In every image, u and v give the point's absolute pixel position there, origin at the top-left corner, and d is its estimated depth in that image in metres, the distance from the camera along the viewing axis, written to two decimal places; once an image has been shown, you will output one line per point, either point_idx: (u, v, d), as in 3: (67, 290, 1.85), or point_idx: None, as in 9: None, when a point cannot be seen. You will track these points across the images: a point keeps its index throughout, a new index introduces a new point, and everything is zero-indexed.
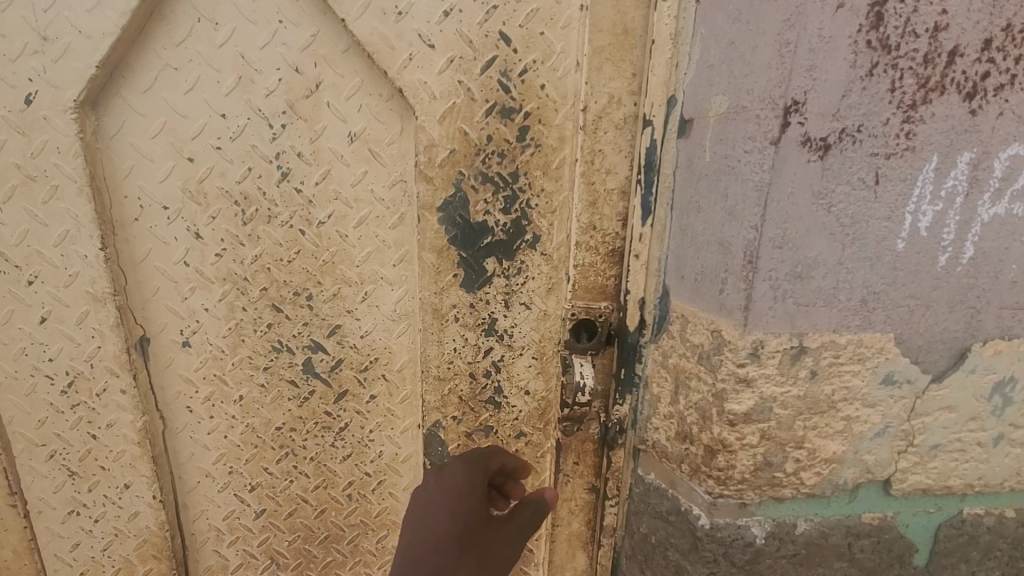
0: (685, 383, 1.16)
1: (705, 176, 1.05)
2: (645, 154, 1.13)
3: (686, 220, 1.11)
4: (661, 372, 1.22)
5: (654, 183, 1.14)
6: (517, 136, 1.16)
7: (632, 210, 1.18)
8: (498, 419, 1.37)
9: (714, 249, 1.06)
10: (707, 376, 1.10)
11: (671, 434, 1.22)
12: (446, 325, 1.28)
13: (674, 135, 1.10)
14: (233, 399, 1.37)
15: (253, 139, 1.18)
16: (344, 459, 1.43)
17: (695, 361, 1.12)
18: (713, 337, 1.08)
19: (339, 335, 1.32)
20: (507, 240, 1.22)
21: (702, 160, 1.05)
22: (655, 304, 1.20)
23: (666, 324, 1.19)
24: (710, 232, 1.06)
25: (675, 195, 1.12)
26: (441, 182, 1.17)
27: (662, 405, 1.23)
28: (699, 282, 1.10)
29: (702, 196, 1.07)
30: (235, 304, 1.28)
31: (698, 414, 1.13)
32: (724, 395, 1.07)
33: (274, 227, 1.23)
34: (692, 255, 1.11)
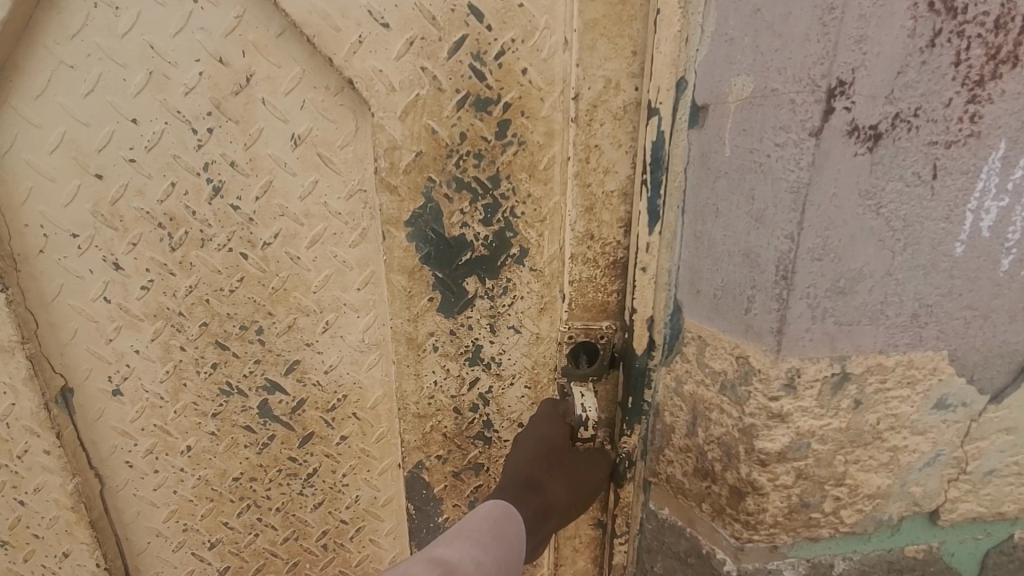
0: (704, 414, 0.99)
1: (725, 174, 0.88)
2: (651, 149, 0.94)
3: (702, 226, 0.93)
4: (674, 400, 1.04)
5: (662, 184, 0.96)
6: (496, 133, 0.96)
7: (636, 215, 0.99)
8: (488, 455, 1.19)
9: (737, 261, 0.89)
10: (732, 409, 0.93)
11: (687, 470, 1.05)
12: (423, 356, 1.09)
13: (685, 125, 0.91)
14: (180, 450, 1.17)
15: (174, 148, 0.96)
16: (315, 508, 1.26)
17: (716, 391, 0.96)
18: (739, 363, 0.91)
19: (298, 372, 1.13)
20: (490, 255, 1.03)
21: (720, 154, 0.87)
22: (665, 323, 1.03)
23: (680, 345, 1.02)
24: (732, 241, 0.89)
25: (686, 197, 0.94)
26: (408, 192, 0.98)
27: (677, 437, 1.05)
28: (719, 299, 0.93)
29: (721, 198, 0.89)
30: (171, 343, 1.08)
31: (722, 450, 0.97)
32: (753, 430, 0.91)
33: (210, 252, 1.03)
34: (710, 267, 0.93)
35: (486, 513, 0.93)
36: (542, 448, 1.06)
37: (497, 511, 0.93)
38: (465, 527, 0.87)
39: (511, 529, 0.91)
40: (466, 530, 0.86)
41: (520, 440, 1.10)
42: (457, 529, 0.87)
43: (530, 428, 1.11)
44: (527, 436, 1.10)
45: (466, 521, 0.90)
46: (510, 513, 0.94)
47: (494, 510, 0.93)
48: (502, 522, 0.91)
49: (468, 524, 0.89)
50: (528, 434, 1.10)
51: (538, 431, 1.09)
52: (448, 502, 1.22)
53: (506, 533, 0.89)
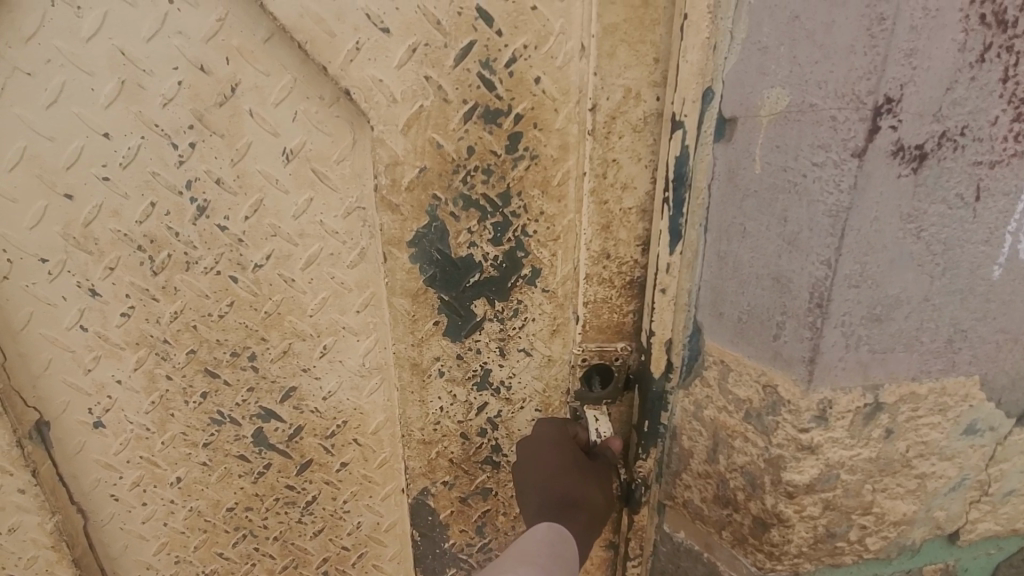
0: (726, 441, 0.93)
1: (754, 192, 0.80)
2: (673, 164, 0.87)
3: (727, 246, 0.86)
4: (692, 424, 0.98)
5: (684, 203, 0.88)
6: (506, 146, 0.88)
7: (656, 233, 0.92)
8: (497, 480, 1.13)
9: (765, 285, 0.82)
10: (758, 439, 0.88)
11: (706, 496, 0.99)
12: (428, 381, 1.03)
13: (710, 139, 0.84)
14: (170, 482, 1.10)
15: (152, 164, 0.88)
16: (315, 535, 1.20)
17: (740, 418, 0.90)
18: (765, 393, 0.85)
19: (295, 399, 1.06)
20: (500, 276, 0.96)
21: (750, 171, 0.80)
22: (684, 344, 0.96)
23: (699, 367, 0.95)
24: (761, 263, 0.82)
25: (711, 214, 0.87)
26: (411, 211, 0.90)
27: (695, 462, 0.99)
28: (746, 322, 0.86)
29: (749, 217, 0.82)
30: (156, 372, 1.01)
31: (745, 480, 0.91)
32: (781, 461, 0.86)
33: (195, 275, 0.95)
34: (734, 290, 0.87)
35: (542, 536, 0.82)
36: (565, 457, 0.95)
37: (553, 534, 0.82)
38: (524, 552, 0.78)
39: (571, 549, 0.81)
40: (528, 555, 0.76)
41: (532, 452, 0.99)
42: (515, 555, 0.77)
43: (539, 439, 1.00)
44: (540, 447, 0.98)
45: (519, 546, 0.79)
46: (565, 537, 0.83)
47: (551, 534, 0.82)
48: (560, 546, 0.81)
49: (524, 549, 0.79)
50: (541, 444, 0.99)
51: (554, 442, 0.99)
52: (455, 527, 1.17)
53: (568, 554, 0.80)
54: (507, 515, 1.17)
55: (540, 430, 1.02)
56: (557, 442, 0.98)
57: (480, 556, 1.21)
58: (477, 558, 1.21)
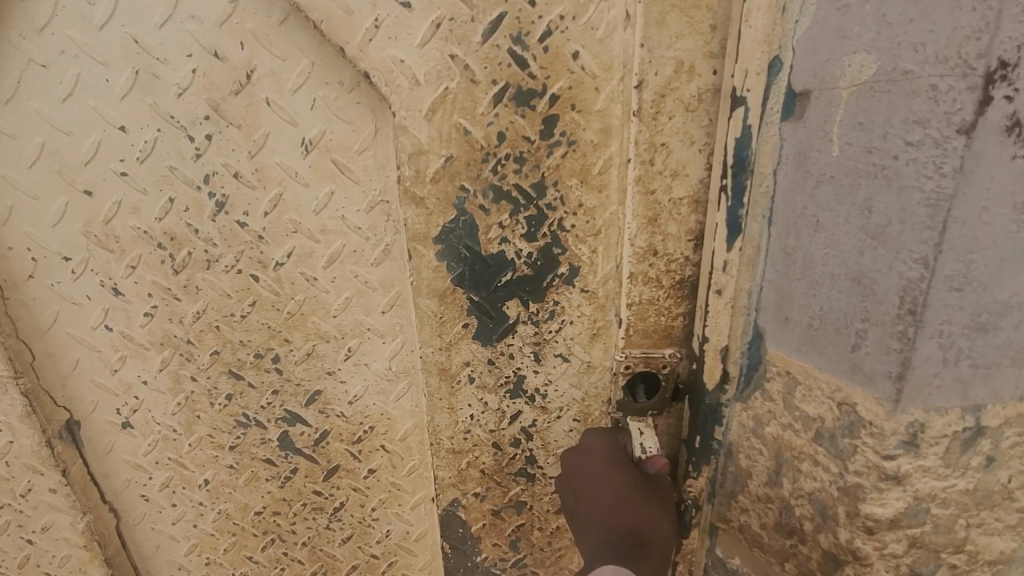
0: (791, 463, 0.76)
1: (830, 178, 0.64)
2: (733, 148, 0.74)
3: (795, 240, 0.70)
4: (751, 442, 0.82)
5: (746, 190, 0.75)
6: (540, 131, 0.79)
7: (712, 226, 0.80)
8: (532, 493, 1.06)
9: (841, 286, 0.66)
10: (830, 463, 0.71)
11: (767, 522, 0.83)
12: (457, 387, 0.96)
13: (777, 116, 0.69)
14: (198, 484, 1.08)
15: (169, 158, 0.84)
16: (343, 542, 1.15)
17: (808, 439, 0.73)
18: (842, 412, 0.68)
19: (320, 403, 1.01)
20: (534, 275, 0.87)
21: (825, 153, 0.64)
22: (742, 352, 0.81)
23: (760, 379, 0.79)
24: (835, 261, 0.66)
25: (776, 204, 0.72)
26: (437, 203, 0.83)
27: (754, 484, 0.83)
28: (817, 330, 0.69)
29: (822, 207, 0.66)
30: (181, 373, 0.98)
31: (814, 509, 0.74)
32: (858, 491, 0.68)
33: (216, 274, 0.91)
34: (802, 293, 0.70)
35: None
36: (619, 476, 0.85)
37: None
38: None
39: None
40: None
41: (582, 470, 0.89)
42: None
43: (588, 453, 0.90)
44: (590, 464, 0.88)
45: None
46: None
47: None
48: None
49: None
50: (590, 461, 0.89)
51: (605, 459, 0.88)
52: (487, 541, 1.10)
53: None
54: (543, 530, 1.09)
55: (587, 445, 0.91)
56: (609, 462, 0.87)
57: (514, 571, 1.13)
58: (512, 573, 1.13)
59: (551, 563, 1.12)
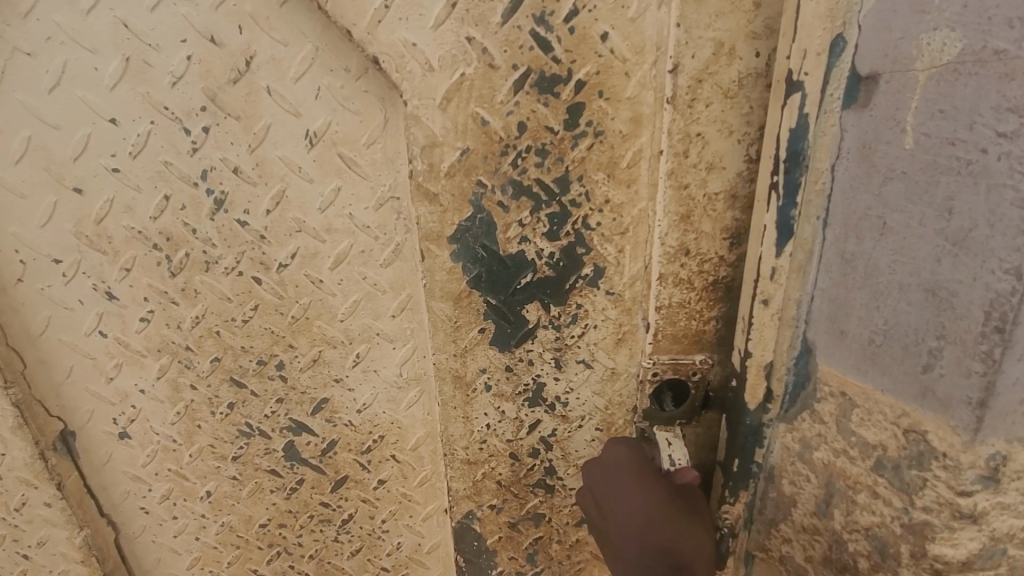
0: (843, 493, 0.70)
1: (901, 175, 0.58)
2: (786, 141, 0.66)
3: (856, 246, 0.63)
4: (796, 467, 0.76)
5: (799, 188, 0.67)
6: (564, 122, 0.73)
7: (757, 230, 0.73)
8: (551, 505, 1.00)
9: (913, 298, 0.59)
10: (893, 497, 0.65)
11: (813, 555, 0.76)
12: (473, 395, 0.91)
13: (837, 104, 0.62)
14: (199, 495, 1.03)
15: (164, 152, 0.78)
16: (352, 555, 1.10)
17: (867, 469, 0.67)
18: (908, 443, 0.62)
19: (327, 412, 0.96)
20: (556, 276, 0.81)
21: (896, 146, 0.57)
22: (789, 368, 0.74)
23: (808, 397, 0.73)
24: (906, 272, 0.59)
25: (833, 202, 0.65)
26: (452, 200, 0.77)
27: (798, 513, 0.77)
28: (880, 346, 0.63)
29: (891, 209, 0.59)
30: (180, 381, 0.93)
31: (871, 546, 0.68)
32: (927, 530, 0.62)
33: (216, 276, 0.85)
34: (863, 304, 0.64)
35: None
36: (652, 494, 0.78)
37: None
38: None
39: None
40: None
41: (608, 487, 0.82)
42: None
43: (613, 468, 0.83)
44: (617, 480, 0.81)
45: None
46: None
47: None
48: None
49: None
50: (618, 477, 0.82)
51: (633, 475, 0.81)
52: (503, 554, 1.05)
53: None
54: (562, 544, 1.04)
55: (613, 459, 0.84)
56: (638, 479, 0.80)
57: None
58: None
59: None
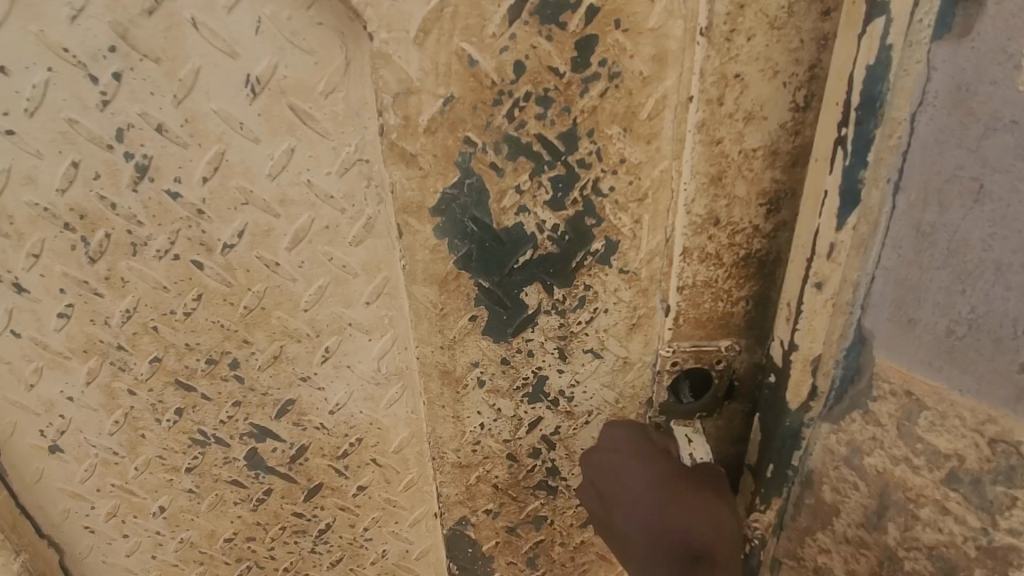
0: (902, 506, 0.61)
1: (1010, 125, 0.46)
2: (861, 81, 0.53)
3: (937, 216, 0.52)
4: (840, 471, 0.66)
5: (871, 144, 0.54)
6: (572, 61, 0.58)
7: (816, 195, 0.61)
8: (554, 507, 0.89)
9: (1012, 280, 0.49)
10: (967, 514, 0.56)
11: (857, 569, 0.67)
12: (464, 392, 0.78)
13: (926, 34, 0.49)
14: (152, 511, 0.89)
15: (66, 107, 0.62)
16: (332, 566, 0.98)
17: (934, 480, 0.58)
18: (995, 455, 0.53)
19: (295, 415, 0.83)
20: (561, 253, 0.68)
21: (1007, 87, 0.46)
22: (837, 360, 0.62)
23: (859, 391, 0.62)
24: (1008, 249, 0.48)
25: (909, 163, 0.53)
26: (434, 163, 0.63)
27: (840, 521, 0.68)
28: (963, 337, 0.53)
29: (991, 169, 0.48)
30: (116, 386, 0.78)
31: (936, 567, 0.60)
32: (1012, 555, 0.54)
33: (147, 262, 0.70)
34: (942, 288, 0.53)
35: None
36: (648, 473, 0.71)
37: None
38: None
39: None
40: None
41: (605, 472, 0.75)
42: None
43: (607, 448, 0.75)
44: (613, 461, 0.74)
45: None
46: None
47: None
48: None
49: None
50: (612, 458, 0.74)
51: (628, 454, 0.73)
52: (501, 560, 0.95)
53: None
54: (565, 546, 0.94)
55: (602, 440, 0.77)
56: (632, 458, 0.73)
57: None
58: None
59: None
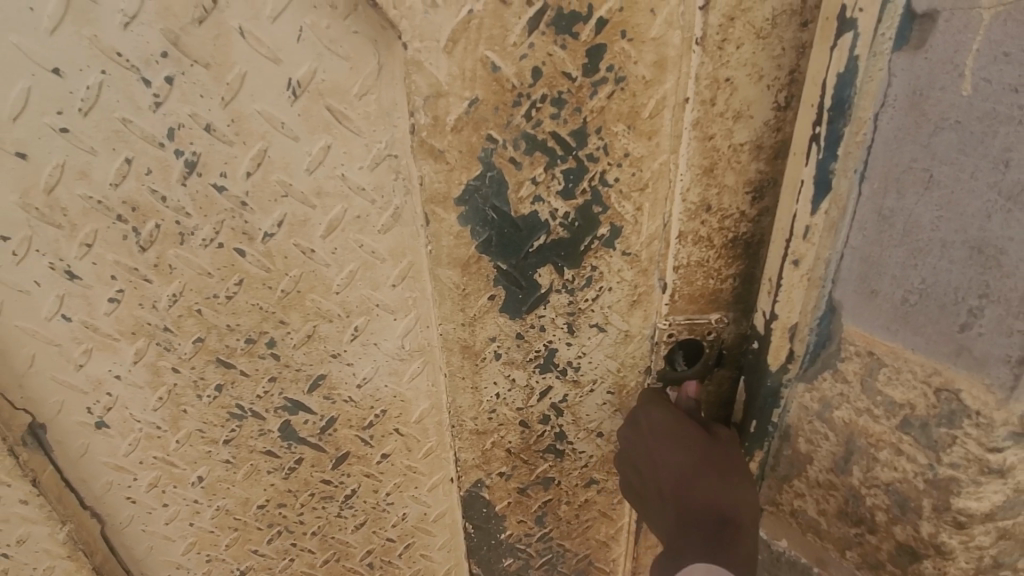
0: (865, 450, 0.71)
1: (954, 125, 0.55)
2: (833, 86, 0.61)
3: (896, 202, 0.61)
4: (815, 425, 0.76)
5: (840, 140, 0.63)
6: (583, 66, 0.65)
7: (793, 186, 0.69)
8: (561, 469, 0.98)
9: (954, 255, 0.57)
10: (917, 454, 0.66)
11: (828, 508, 0.78)
12: (482, 365, 0.86)
13: (887, 46, 0.57)
14: (190, 481, 0.95)
15: (122, 108, 0.68)
16: (357, 529, 1.05)
17: (891, 427, 0.68)
18: (939, 400, 0.62)
19: (325, 388, 0.89)
20: (571, 238, 0.76)
21: (952, 93, 0.54)
22: (812, 329, 0.72)
23: (831, 355, 0.72)
24: (952, 228, 0.57)
25: (873, 157, 0.61)
26: (459, 157, 0.70)
27: (814, 468, 0.78)
28: (914, 305, 0.62)
29: (939, 160, 0.56)
30: (160, 365, 0.84)
31: (891, 500, 0.70)
32: (952, 485, 0.64)
33: (193, 250, 0.76)
34: (899, 262, 0.62)
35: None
36: (681, 449, 0.78)
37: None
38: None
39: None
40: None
41: (643, 447, 0.83)
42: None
43: (644, 428, 0.83)
44: (649, 439, 0.81)
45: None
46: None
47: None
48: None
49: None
50: (649, 437, 0.82)
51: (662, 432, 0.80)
52: (512, 518, 1.04)
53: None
54: (571, 504, 1.03)
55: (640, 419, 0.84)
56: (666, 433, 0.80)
57: (540, 544, 1.08)
58: (537, 546, 1.08)
59: (577, 534, 1.07)
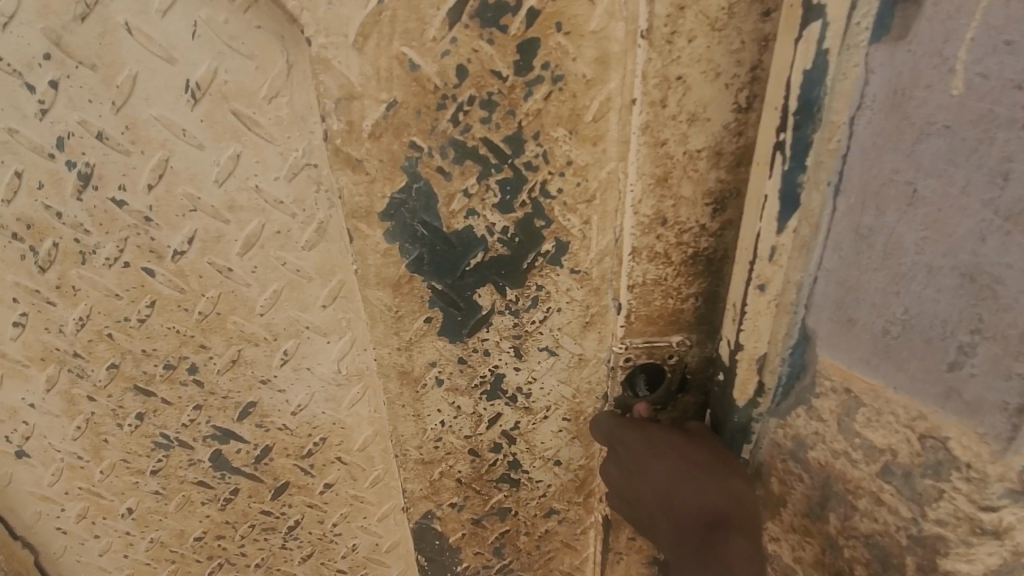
0: (843, 498, 0.62)
1: (942, 129, 0.45)
2: (799, 85, 0.53)
3: (875, 218, 0.52)
4: (788, 465, 0.68)
5: (810, 147, 0.54)
6: (513, 63, 0.57)
7: (757, 200, 0.61)
8: (517, 499, 0.91)
9: (943, 283, 0.48)
10: (899, 506, 0.57)
11: (804, 558, 0.69)
12: (423, 392, 0.79)
13: (865, 36, 0.48)
14: (121, 512, 0.89)
15: (5, 117, 0.61)
16: (303, 561, 0.98)
17: (870, 472, 0.59)
18: (924, 448, 0.54)
19: (257, 416, 0.82)
20: (512, 255, 0.68)
21: (939, 91, 0.45)
22: (783, 359, 0.64)
23: (803, 389, 0.64)
24: (940, 251, 0.48)
25: (849, 166, 0.53)
26: (379, 167, 0.62)
27: (788, 513, 0.69)
28: (898, 339, 0.53)
29: (924, 171, 0.47)
30: (75, 392, 0.78)
31: (871, 555, 0.60)
32: (940, 544, 0.55)
33: (98, 270, 0.70)
34: (879, 289, 0.53)
35: None
36: (655, 459, 0.70)
37: None
38: None
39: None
40: None
41: (620, 462, 0.74)
42: None
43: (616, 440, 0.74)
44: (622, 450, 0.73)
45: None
46: None
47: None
48: None
49: None
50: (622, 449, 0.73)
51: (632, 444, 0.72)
52: (468, 551, 0.97)
53: None
54: (530, 535, 0.95)
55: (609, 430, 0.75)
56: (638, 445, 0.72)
57: None
58: None
59: (540, 565, 0.99)
